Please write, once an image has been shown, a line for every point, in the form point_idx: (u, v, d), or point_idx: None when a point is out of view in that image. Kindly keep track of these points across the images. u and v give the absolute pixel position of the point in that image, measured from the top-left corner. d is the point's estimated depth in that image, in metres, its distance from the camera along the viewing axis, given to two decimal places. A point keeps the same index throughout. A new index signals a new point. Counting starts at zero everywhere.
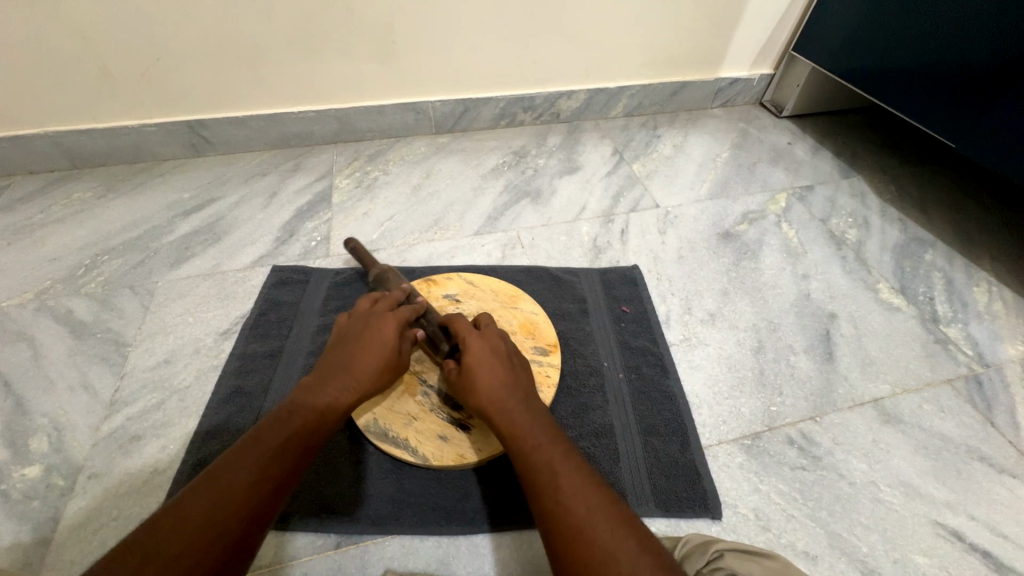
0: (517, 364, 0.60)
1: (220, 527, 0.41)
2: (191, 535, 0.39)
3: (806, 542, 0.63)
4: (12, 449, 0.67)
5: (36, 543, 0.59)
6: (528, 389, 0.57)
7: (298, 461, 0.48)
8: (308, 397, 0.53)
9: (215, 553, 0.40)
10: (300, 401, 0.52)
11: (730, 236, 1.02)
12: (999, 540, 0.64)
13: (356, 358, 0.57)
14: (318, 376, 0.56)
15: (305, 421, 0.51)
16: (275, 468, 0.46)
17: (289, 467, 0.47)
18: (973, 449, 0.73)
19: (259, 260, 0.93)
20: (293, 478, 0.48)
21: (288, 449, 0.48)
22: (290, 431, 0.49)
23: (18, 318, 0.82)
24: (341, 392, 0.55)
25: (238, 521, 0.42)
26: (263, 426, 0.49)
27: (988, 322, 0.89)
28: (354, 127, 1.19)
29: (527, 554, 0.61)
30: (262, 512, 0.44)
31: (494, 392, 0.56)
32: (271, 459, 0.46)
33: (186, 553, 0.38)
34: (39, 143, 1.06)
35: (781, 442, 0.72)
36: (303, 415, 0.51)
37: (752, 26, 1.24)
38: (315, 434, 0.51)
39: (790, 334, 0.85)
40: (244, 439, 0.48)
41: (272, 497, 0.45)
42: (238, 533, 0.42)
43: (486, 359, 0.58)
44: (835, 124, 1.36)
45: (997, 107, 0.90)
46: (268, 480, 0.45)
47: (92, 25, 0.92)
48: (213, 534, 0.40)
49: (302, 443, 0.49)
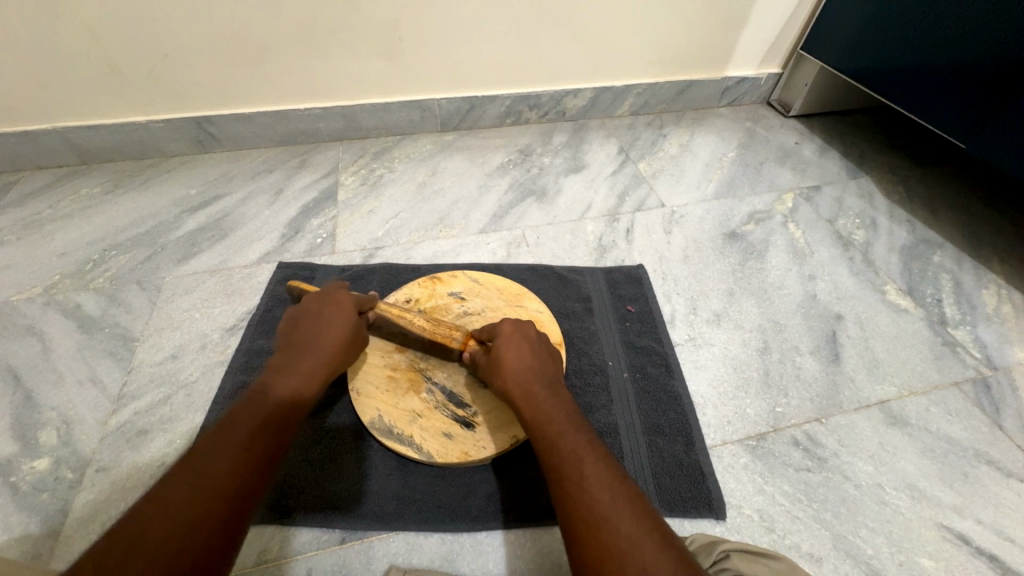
0: (546, 358, 0.62)
1: (208, 509, 0.40)
2: (178, 520, 0.38)
3: (810, 544, 0.63)
4: (22, 441, 0.68)
5: (45, 535, 0.60)
6: (553, 378, 0.59)
7: (279, 439, 0.48)
8: (279, 382, 0.53)
9: (205, 534, 0.39)
10: (271, 386, 0.52)
11: (736, 236, 1.02)
12: (1005, 543, 0.64)
13: (322, 343, 0.59)
14: (285, 361, 0.56)
15: (280, 403, 0.51)
16: (257, 448, 0.46)
17: (271, 445, 0.47)
18: (980, 452, 0.72)
19: (265, 257, 0.93)
20: (277, 456, 0.47)
21: (268, 430, 0.48)
22: (267, 413, 0.49)
23: (27, 312, 0.83)
24: (312, 375, 0.56)
25: (225, 502, 0.41)
26: (238, 410, 0.48)
27: (996, 324, 0.89)
28: (360, 125, 1.20)
29: (531, 552, 0.61)
30: (251, 490, 0.43)
31: (520, 385, 0.57)
32: (251, 439, 0.46)
33: (174, 538, 0.37)
34: (48, 139, 1.06)
35: (786, 443, 0.71)
36: (277, 397, 0.51)
37: (760, 25, 1.23)
38: (291, 414, 0.51)
39: (797, 336, 0.85)
40: (219, 424, 0.47)
41: (258, 476, 0.45)
42: (228, 512, 0.41)
43: (518, 353, 0.60)
44: (842, 125, 1.35)
45: (1006, 109, 0.89)
46: (251, 458, 0.45)
47: (100, 23, 0.92)
48: (201, 516, 0.39)
49: (281, 423, 0.49)
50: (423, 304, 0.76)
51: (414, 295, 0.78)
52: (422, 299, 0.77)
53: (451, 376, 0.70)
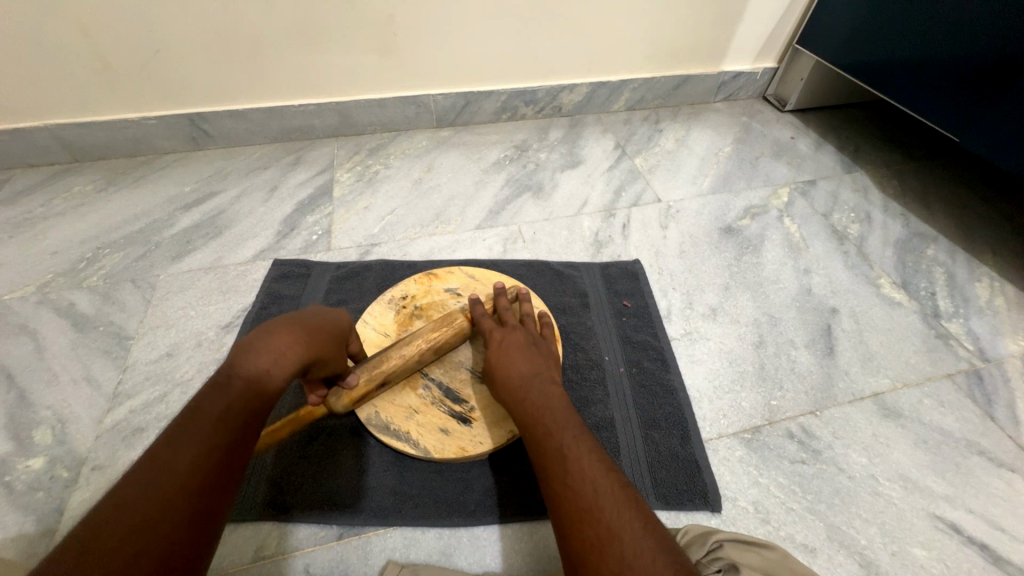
0: (538, 357, 0.61)
1: (170, 506, 0.38)
2: (135, 521, 0.37)
3: (804, 535, 0.63)
4: (16, 440, 0.68)
5: (42, 533, 0.60)
6: (547, 376, 0.59)
7: (249, 424, 0.46)
8: (250, 360, 0.48)
9: (168, 534, 0.37)
10: (239, 366, 0.47)
11: (732, 231, 1.02)
12: (996, 533, 0.65)
13: (304, 327, 0.54)
14: (261, 334, 0.51)
15: (248, 385, 0.46)
16: (222, 436, 0.43)
17: (239, 434, 0.44)
18: (973, 443, 0.73)
19: (261, 254, 0.93)
20: (244, 443, 0.45)
21: (235, 416, 0.45)
22: (234, 398, 0.45)
23: (21, 311, 0.83)
24: (286, 354, 0.50)
25: (189, 496, 0.40)
26: (202, 397, 0.45)
27: (989, 317, 0.89)
28: (355, 121, 1.19)
29: (528, 546, 0.61)
30: (217, 481, 0.42)
31: (515, 387, 0.57)
32: (216, 428, 0.43)
33: (133, 540, 0.36)
34: (39, 136, 1.06)
35: (781, 436, 0.72)
36: (245, 382, 0.47)
37: (756, 20, 1.23)
38: (262, 396, 0.47)
39: (792, 329, 0.85)
40: (181, 415, 0.44)
41: (225, 467, 0.43)
42: (193, 509, 0.39)
43: (512, 355, 0.61)
44: (837, 119, 1.35)
45: (999, 103, 0.90)
46: (216, 450, 0.42)
47: (92, 18, 0.92)
48: (161, 515, 0.38)
49: (251, 407, 0.46)
50: (419, 300, 0.76)
51: (411, 291, 0.77)
52: (418, 295, 0.77)
53: (448, 372, 0.69)
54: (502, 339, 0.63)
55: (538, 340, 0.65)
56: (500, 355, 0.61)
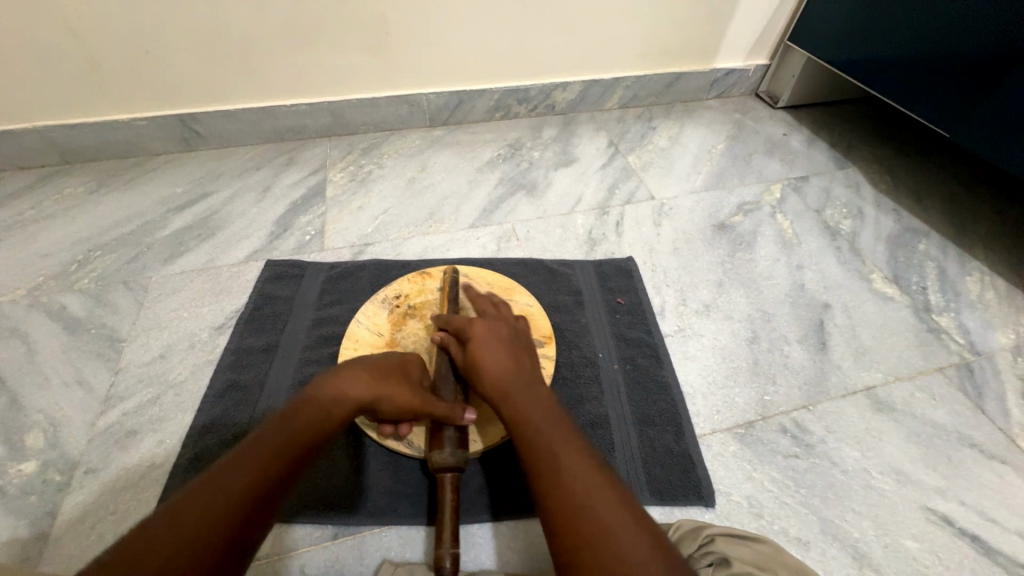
0: (523, 355, 0.60)
1: (216, 525, 0.39)
2: (186, 534, 0.37)
3: (798, 529, 0.64)
4: (8, 444, 0.67)
5: (35, 538, 0.59)
6: (532, 373, 0.58)
7: (304, 456, 0.47)
8: (320, 389, 0.52)
9: (207, 558, 0.37)
10: (310, 396, 0.51)
11: (726, 227, 1.02)
12: (987, 524, 0.65)
13: (375, 363, 0.56)
14: (336, 369, 0.55)
15: (309, 418, 0.49)
16: (277, 466, 0.44)
17: (286, 469, 0.45)
18: (963, 435, 0.74)
19: (254, 254, 0.93)
20: (293, 477, 0.46)
21: (293, 446, 0.46)
22: (294, 429, 0.47)
23: (11, 314, 0.82)
24: (349, 386, 0.53)
25: (234, 518, 0.40)
26: (270, 424, 0.48)
27: (980, 310, 0.90)
28: (348, 120, 1.19)
29: (523, 543, 0.61)
30: (261, 510, 0.42)
31: (500, 383, 0.56)
32: (269, 459, 0.44)
33: (180, 552, 0.36)
34: (30, 139, 1.05)
35: (774, 431, 0.72)
36: (307, 411, 0.49)
37: (747, 17, 1.24)
38: (321, 431, 0.49)
39: (784, 325, 0.86)
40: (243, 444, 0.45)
41: (271, 497, 0.43)
42: (231, 537, 0.39)
43: (495, 352, 0.58)
44: (829, 115, 1.36)
45: (987, 99, 0.91)
46: (267, 477, 0.43)
47: (83, 20, 0.91)
48: (207, 534, 0.38)
49: (309, 441, 0.48)
50: (413, 299, 0.76)
51: (404, 290, 0.77)
52: (412, 294, 0.77)
53: None
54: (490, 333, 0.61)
55: (522, 338, 0.63)
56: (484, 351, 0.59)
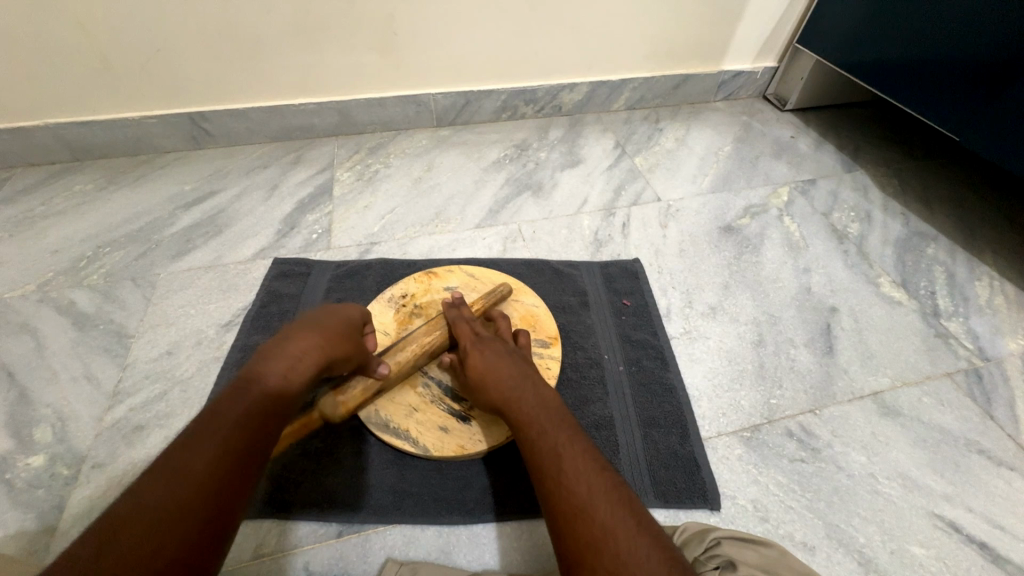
0: (524, 361, 0.60)
1: (186, 508, 0.39)
2: (153, 521, 0.37)
3: (803, 533, 0.63)
4: (17, 437, 0.68)
5: (42, 531, 0.60)
6: (537, 377, 0.58)
7: (268, 429, 0.47)
8: (269, 364, 0.51)
9: (186, 533, 0.38)
10: (257, 373, 0.49)
11: (732, 230, 1.02)
12: (995, 531, 0.65)
13: (318, 325, 0.57)
14: (280, 339, 0.54)
15: (265, 394, 0.48)
16: (240, 441, 0.44)
17: (254, 438, 0.45)
18: (972, 441, 0.73)
19: (261, 252, 0.93)
20: (263, 449, 0.46)
21: (254, 420, 0.46)
22: (251, 404, 0.47)
23: (21, 309, 0.83)
24: (305, 356, 0.53)
25: (205, 498, 0.40)
26: (222, 399, 0.46)
27: (989, 316, 0.89)
28: (354, 119, 1.19)
29: (528, 544, 0.61)
30: (234, 486, 0.42)
31: (504, 386, 0.56)
32: (232, 431, 0.44)
33: (151, 539, 0.36)
34: (40, 135, 1.06)
35: (780, 434, 0.72)
36: (262, 386, 0.48)
37: (756, 19, 1.23)
38: (279, 402, 0.49)
39: (790, 328, 0.85)
40: (198, 421, 0.45)
41: (242, 472, 0.43)
42: (211, 512, 0.40)
43: (497, 362, 0.59)
44: (837, 118, 1.35)
45: (997, 104, 0.90)
46: (232, 453, 0.43)
47: (93, 18, 0.92)
48: (178, 518, 0.38)
49: (267, 413, 0.47)
50: (419, 299, 0.76)
51: (410, 289, 0.78)
52: (418, 294, 0.77)
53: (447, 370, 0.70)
54: (494, 338, 0.63)
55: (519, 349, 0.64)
56: (481, 351, 0.61)
